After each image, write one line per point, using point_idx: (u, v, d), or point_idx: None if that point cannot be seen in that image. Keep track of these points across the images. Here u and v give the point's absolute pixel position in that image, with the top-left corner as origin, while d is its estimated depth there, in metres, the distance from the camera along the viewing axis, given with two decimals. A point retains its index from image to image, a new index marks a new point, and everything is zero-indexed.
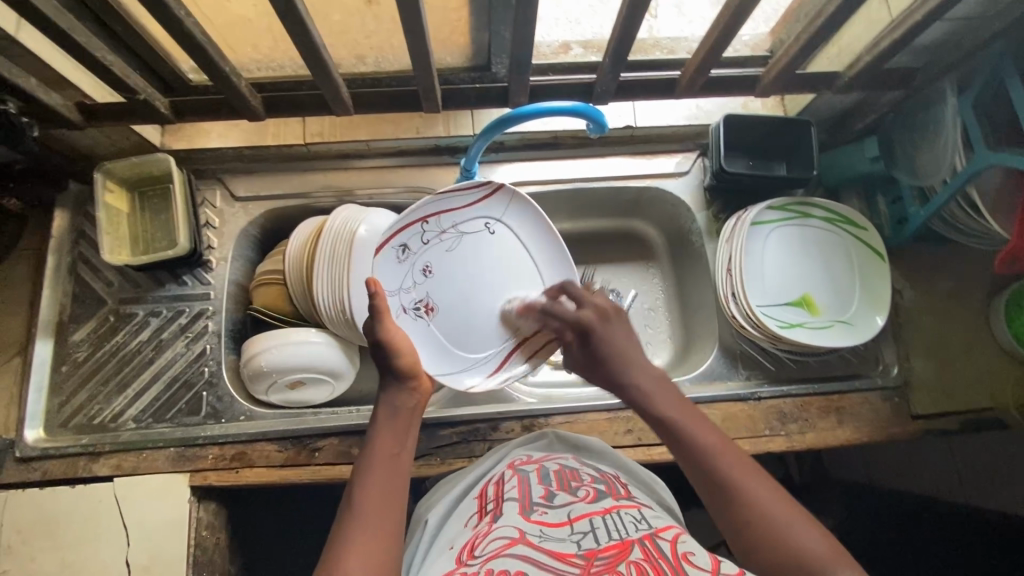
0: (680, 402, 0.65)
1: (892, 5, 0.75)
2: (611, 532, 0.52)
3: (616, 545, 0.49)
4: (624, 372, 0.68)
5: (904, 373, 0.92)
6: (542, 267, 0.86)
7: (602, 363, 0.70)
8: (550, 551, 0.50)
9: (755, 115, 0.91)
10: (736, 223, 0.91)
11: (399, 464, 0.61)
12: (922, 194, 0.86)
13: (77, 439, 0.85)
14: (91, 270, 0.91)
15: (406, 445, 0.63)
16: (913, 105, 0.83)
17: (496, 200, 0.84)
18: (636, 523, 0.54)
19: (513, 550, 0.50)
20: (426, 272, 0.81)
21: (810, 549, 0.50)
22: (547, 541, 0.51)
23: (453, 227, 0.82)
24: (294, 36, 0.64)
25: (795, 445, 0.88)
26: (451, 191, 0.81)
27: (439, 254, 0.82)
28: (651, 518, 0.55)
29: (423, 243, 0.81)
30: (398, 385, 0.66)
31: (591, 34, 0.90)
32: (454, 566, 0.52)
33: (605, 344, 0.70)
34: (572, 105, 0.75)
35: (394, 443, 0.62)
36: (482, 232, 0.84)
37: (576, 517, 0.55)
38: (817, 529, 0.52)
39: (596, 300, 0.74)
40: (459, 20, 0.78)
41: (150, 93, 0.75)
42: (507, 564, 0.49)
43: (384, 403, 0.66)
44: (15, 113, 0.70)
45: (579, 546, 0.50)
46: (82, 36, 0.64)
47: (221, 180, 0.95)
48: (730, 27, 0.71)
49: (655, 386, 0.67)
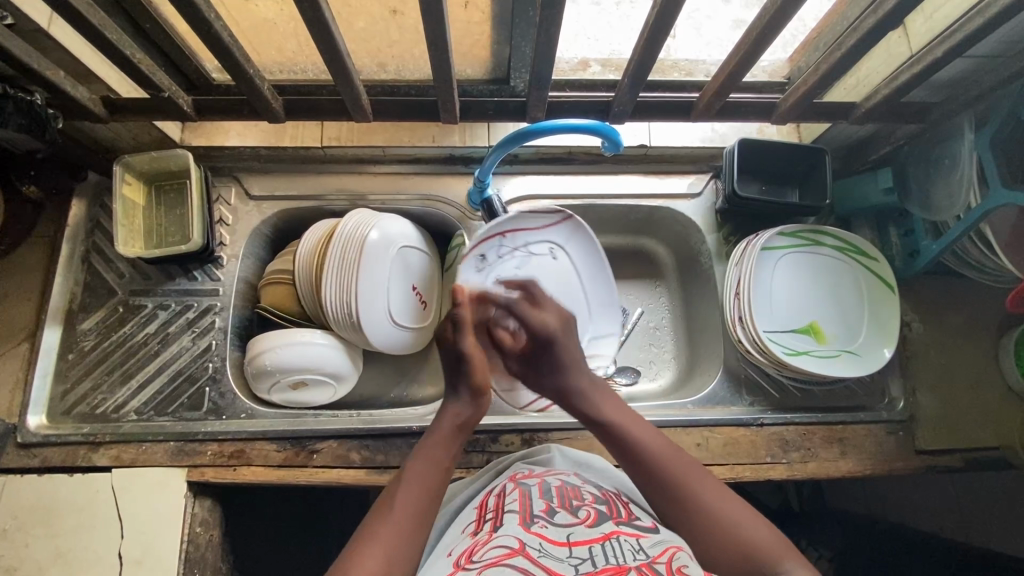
0: (624, 411, 0.69)
1: (913, 40, 0.75)
2: (608, 557, 0.51)
3: (612, 568, 0.49)
4: (578, 380, 0.72)
5: (910, 408, 0.91)
6: (590, 298, 0.94)
7: (557, 368, 0.73)
8: (547, 570, 0.49)
9: (770, 141, 0.91)
10: (747, 246, 0.90)
11: (444, 476, 0.62)
12: (935, 228, 0.86)
13: (79, 427, 0.85)
14: (104, 261, 0.92)
15: (453, 457, 0.65)
16: (928, 139, 0.83)
17: (561, 228, 0.88)
18: (633, 551, 0.52)
19: (512, 561, 0.50)
20: (496, 285, 0.84)
21: (746, 537, 0.56)
22: (545, 558, 0.51)
23: (524, 246, 0.87)
24: (320, 41, 0.65)
25: (796, 474, 0.87)
26: (531, 213, 0.84)
27: (510, 271, 0.86)
28: (649, 545, 0.54)
29: (497, 257, 0.85)
30: (464, 397, 0.69)
31: (609, 51, 0.92)
32: (451, 569, 0.52)
33: (562, 354, 0.74)
34: (588, 123, 0.76)
35: (446, 455, 0.64)
36: (547, 256, 0.89)
37: (575, 539, 0.54)
38: (754, 518, 0.58)
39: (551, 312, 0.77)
40: (481, 35, 0.80)
41: (174, 90, 0.76)
42: (505, 573, 0.48)
43: (446, 411, 0.68)
44: (41, 104, 0.72)
45: (576, 570, 0.49)
46: (112, 32, 0.65)
47: (236, 178, 0.96)
48: (750, 54, 0.71)
49: (599, 396, 0.71)
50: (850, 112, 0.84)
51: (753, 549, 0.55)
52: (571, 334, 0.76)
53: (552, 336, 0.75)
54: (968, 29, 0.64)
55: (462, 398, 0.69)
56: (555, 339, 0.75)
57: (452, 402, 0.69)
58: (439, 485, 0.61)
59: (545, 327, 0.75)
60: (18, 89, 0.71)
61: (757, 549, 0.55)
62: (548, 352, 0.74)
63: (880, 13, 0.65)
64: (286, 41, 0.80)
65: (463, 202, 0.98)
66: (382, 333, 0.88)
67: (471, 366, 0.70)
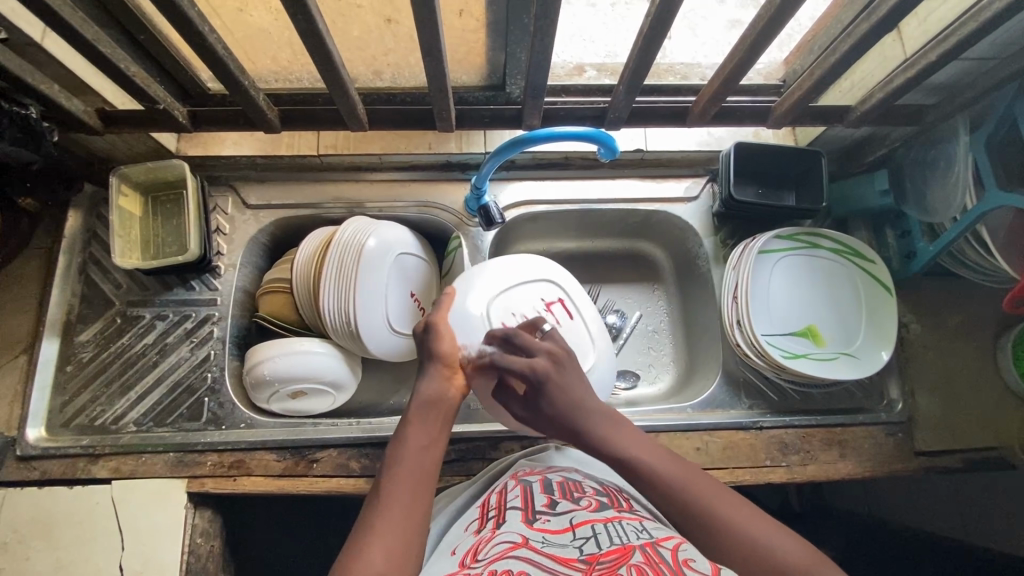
0: (640, 443, 0.58)
1: (907, 44, 0.76)
2: (613, 537, 0.51)
3: (617, 549, 0.49)
4: (580, 421, 0.60)
5: (908, 409, 0.91)
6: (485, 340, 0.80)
7: (561, 418, 0.60)
8: (552, 556, 0.49)
9: (768, 144, 0.91)
10: (744, 250, 0.91)
11: (428, 455, 0.58)
12: (931, 229, 0.86)
13: (78, 440, 0.85)
14: (102, 272, 0.92)
15: (438, 437, 0.59)
16: (924, 140, 0.83)
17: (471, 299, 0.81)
18: (637, 532, 0.53)
19: (516, 553, 0.50)
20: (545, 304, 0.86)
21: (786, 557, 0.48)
22: (550, 546, 0.51)
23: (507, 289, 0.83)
24: (314, 52, 0.65)
25: (795, 477, 0.87)
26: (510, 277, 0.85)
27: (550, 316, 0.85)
28: (653, 528, 0.55)
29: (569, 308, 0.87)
30: (435, 372, 0.64)
31: (606, 56, 0.92)
32: (456, 569, 0.52)
33: (560, 396, 0.60)
34: (584, 130, 0.75)
35: (424, 437, 0.59)
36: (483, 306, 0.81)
37: (578, 522, 0.55)
38: (791, 537, 0.50)
39: (544, 346, 0.64)
40: (475, 42, 0.80)
41: (170, 102, 0.76)
42: (510, 564, 0.48)
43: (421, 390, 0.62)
44: (36, 118, 0.71)
45: (581, 551, 0.50)
46: (106, 46, 0.65)
47: (232, 187, 0.96)
48: (745, 61, 0.71)
49: (610, 428, 0.60)
50: (846, 115, 0.84)
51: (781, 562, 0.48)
52: (569, 366, 0.63)
53: (545, 377, 0.61)
54: (962, 33, 0.64)
55: (431, 374, 0.64)
56: (549, 379, 0.61)
57: (423, 380, 0.64)
58: (427, 472, 0.56)
59: (534, 371, 0.61)
60: (12, 102, 0.69)
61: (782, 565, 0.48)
62: (545, 399, 0.61)
63: (875, 18, 0.65)
64: (280, 50, 0.80)
65: (460, 208, 0.98)
66: (381, 342, 0.88)
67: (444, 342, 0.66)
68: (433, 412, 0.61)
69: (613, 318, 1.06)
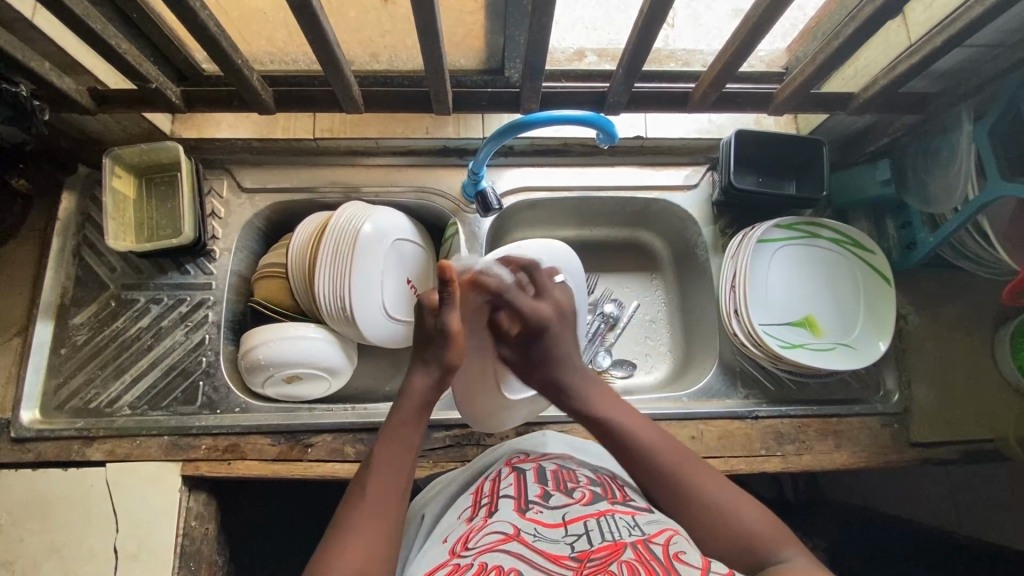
0: (617, 402, 0.69)
1: (912, 29, 0.74)
2: (605, 534, 0.51)
3: (608, 546, 0.49)
4: (566, 374, 0.72)
5: (905, 400, 0.91)
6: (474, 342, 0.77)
7: (549, 362, 0.72)
8: (543, 553, 0.50)
9: (771, 133, 0.90)
10: (742, 239, 0.90)
11: (409, 457, 0.61)
12: (933, 220, 0.85)
13: (73, 422, 0.85)
14: (95, 254, 0.91)
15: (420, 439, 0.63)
16: (928, 129, 0.82)
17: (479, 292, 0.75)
18: (629, 528, 0.52)
19: (507, 547, 0.50)
20: None
21: (754, 530, 0.56)
22: (541, 541, 0.51)
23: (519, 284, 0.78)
24: (309, 32, 0.64)
25: (791, 467, 0.87)
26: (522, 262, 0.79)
27: None
28: (645, 522, 0.54)
29: None
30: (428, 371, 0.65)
31: (607, 41, 0.90)
32: (446, 558, 0.52)
33: (555, 345, 0.73)
34: (582, 114, 0.74)
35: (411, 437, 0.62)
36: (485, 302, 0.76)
37: (571, 518, 0.54)
38: (756, 510, 0.58)
39: (554, 296, 0.75)
40: (474, 24, 0.79)
41: (162, 81, 0.75)
42: (500, 560, 0.49)
43: (411, 390, 0.64)
44: (27, 96, 0.71)
45: (572, 549, 0.50)
46: (97, 23, 0.64)
47: (228, 170, 0.95)
48: (744, 46, 0.70)
49: (591, 388, 0.71)
50: (848, 103, 0.83)
51: (743, 527, 0.57)
52: (566, 323, 0.75)
53: (547, 328, 0.73)
54: (967, 18, 0.63)
55: (426, 374, 0.65)
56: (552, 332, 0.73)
57: (417, 376, 0.65)
58: (406, 471, 0.60)
59: (538, 317, 0.72)
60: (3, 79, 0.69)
61: (749, 532, 0.56)
62: (539, 344, 0.73)
63: (878, 2, 0.64)
64: (276, 30, 0.79)
65: (458, 195, 0.97)
66: (375, 327, 0.87)
67: (445, 345, 0.65)
68: (420, 413, 0.64)
69: (610, 308, 1.05)
